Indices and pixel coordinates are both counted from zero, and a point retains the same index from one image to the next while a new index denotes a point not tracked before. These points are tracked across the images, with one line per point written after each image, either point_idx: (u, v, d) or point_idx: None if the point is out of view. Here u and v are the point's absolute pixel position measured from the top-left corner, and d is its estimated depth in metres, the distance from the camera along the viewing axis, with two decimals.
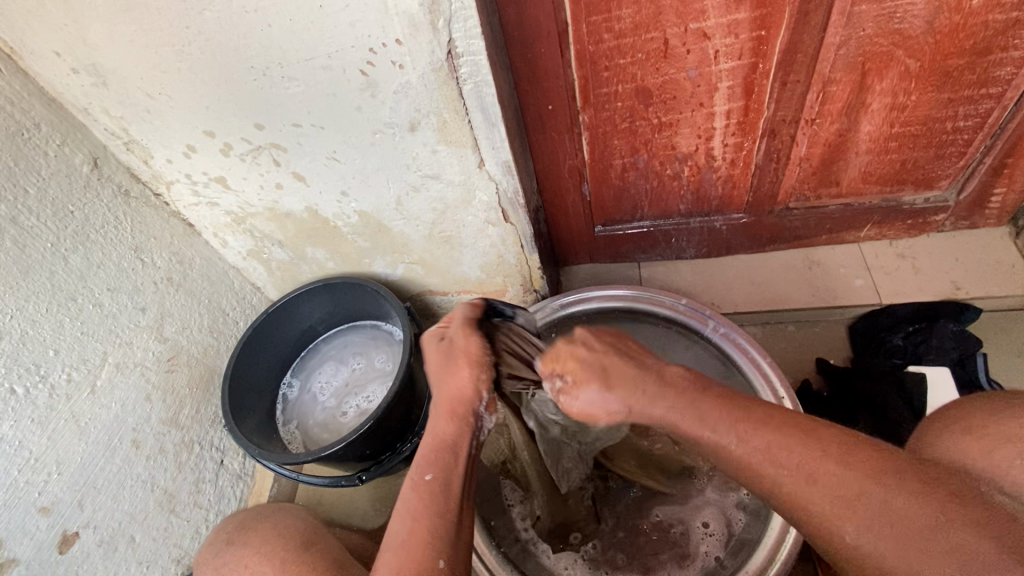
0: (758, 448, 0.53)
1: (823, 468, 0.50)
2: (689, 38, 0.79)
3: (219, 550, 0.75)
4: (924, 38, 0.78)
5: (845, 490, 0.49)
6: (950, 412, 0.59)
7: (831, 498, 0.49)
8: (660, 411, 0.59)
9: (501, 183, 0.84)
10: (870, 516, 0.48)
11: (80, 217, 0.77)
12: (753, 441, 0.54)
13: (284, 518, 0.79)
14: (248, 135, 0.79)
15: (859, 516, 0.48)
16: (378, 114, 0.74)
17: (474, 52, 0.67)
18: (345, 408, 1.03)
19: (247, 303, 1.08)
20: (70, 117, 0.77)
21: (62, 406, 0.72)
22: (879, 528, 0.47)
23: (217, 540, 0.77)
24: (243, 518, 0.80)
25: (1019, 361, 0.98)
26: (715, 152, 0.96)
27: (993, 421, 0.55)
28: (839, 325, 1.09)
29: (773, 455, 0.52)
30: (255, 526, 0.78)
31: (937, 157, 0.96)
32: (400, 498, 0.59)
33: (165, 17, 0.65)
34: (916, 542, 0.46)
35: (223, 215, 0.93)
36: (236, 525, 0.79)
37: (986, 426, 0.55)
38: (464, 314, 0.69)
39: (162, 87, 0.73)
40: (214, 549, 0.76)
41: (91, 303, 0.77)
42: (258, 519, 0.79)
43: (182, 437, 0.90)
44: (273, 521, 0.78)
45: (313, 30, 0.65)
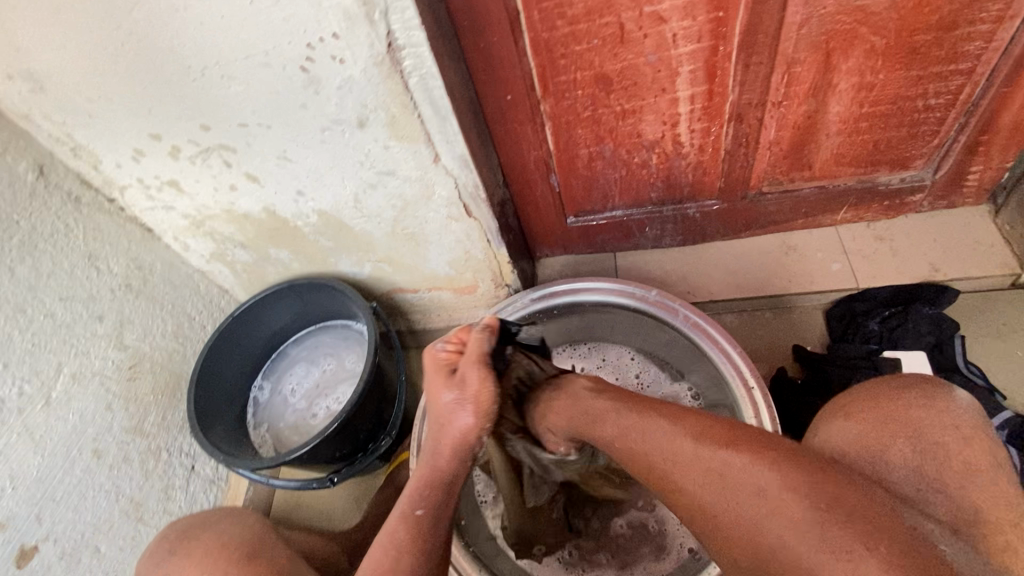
0: (669, 441, 0.53)
1: (723, 456, 0.49)
2: (645, 21, 0.76)
3: (161, 559, 0.74)
4: (889, 14, 0.76)
5: (739, 482, 0.48)
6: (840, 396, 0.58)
7: (721, 488, 0.48)
8: (610, 427, 0.60)
9: (459, 177, 0.82)
10: (759, 505, 0.46)
11: (26, 227, 0.75)
12: (663, 436, 0.54)
13: (229, 524, 0.78)
14: (195, 137, 0.77)
15: (748, 506, 0.47)
16: (324, 111, 0.72)
17: (415, 43, 0.65)
18: (315, 411, 1.02)
19: (215, 306, 1.06)
20: (11, 125, 0.75)
21: (13, 421, 0.71)
22: (767, 519, 0.45)
23: (157, 551, 0.75)
24: (183, 526, 0.78)
25: (998, 343, 0.96)
26: (682, 138, 0.94)
27: (874, 404, 0.54)
28: (816, 311, 1.06)
29: (679, 446, 0.52)
30: (196, 535, 0.76)
31: (910, 136, 0.93)
32: (383, 527, 0.58)
33: (93, 17, 0.63)
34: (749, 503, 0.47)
35: (181, 218, 0.91)
36: (176, 533, 0.77)
37: (866, 410, 0.54)
38: (480, 348, 0.67)
39: (101, 91, 0.71)
40: (155, 559, 0.75)
41: (42, 313, 0.76)
42: (200, 527, 0.77)
43: (148, 445, 0.90)
44: (217, 529, 0.77)
45: (246, 26, 0.63)
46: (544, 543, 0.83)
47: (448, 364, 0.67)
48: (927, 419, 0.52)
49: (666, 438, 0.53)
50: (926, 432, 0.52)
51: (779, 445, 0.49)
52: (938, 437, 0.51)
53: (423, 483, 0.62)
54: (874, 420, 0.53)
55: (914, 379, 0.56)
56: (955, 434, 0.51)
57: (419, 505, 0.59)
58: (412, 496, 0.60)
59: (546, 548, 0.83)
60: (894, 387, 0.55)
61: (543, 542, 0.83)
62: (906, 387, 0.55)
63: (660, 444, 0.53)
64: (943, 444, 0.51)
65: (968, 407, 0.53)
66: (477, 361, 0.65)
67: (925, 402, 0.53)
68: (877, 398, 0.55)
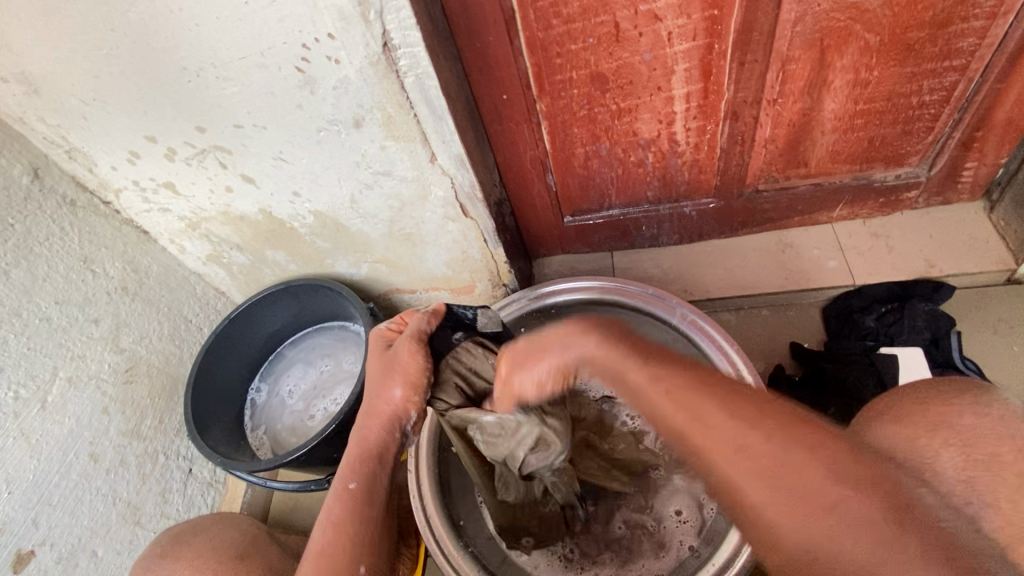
0: (700, 416, 0.46)
1: (760, 435, 0.44)
2: (640, 20, 0.76)
3: (149, 565, 0.73)
4: (883, 10, 0.76)
5: (784, 467, 0.43)
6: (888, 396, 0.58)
7: (762, 468, 0.43)
8: None
9: (456, 177, 0.82)
10: (809, 497, 0.41)
11: (21, 230, 0.75)
12: (697, 406, 0.47)
13: (221, 529, 0.78)
14: (190, 139, 0.77)
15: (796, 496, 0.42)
16: (320, 111, 0.72)
17: (411, 43, 0.65)
18: (313, 412, 1.02)
19: (211, 308, 1.06)
20: (6, 128, 0.75)
21: (9, 425, 0.71)
22: (811, 511, 0.41)
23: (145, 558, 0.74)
24: (179, 530, 0.78)
25: (994, 338, 0.97)
26: (678, 137, 0.94)
27: (924, 409, 0.54)
28: (813, 308, 1.05)
29: (713, 420, 0.46)
30: (186, 539, 0.76)
31: (905, 133, 0.93)
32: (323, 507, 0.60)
33: (87, 19, 0.63)
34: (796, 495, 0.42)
35: (177, 220, 0.91)
36: (169, 537, 0.76)
37: (913, 413, 0.54)
38: (418, 327, 0.67)
39: (96, 93, 0.71)
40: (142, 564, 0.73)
41: (38, 317, 0.76)
42: (191, 533, 0.77)
43: (145, 448, 0.89)
44: (208, 535, 0.77)
45: (241, 27, 0.63)
46: (532, 535, 0.82)
47: (386, 338, 0.70)
48: (979, 426, 0.52)
49: (695, 408, 0.47)
50: (978, 440, 0.51)
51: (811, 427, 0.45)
52: (988, 446, 0.50)
53: (356, 455, 0.62)
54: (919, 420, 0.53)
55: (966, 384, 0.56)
56: (1008, 442, 0.50)
57: (350, 479, 0.60)
58: (346, 469, 0.61)
59: (537, 540, 0.82)
60: (944, 393, 0.55)
61: (531, 534, 0.82)
62: (957, 391, 0.55)
63: (688, 415, 0.47)
64: (997, 454, 0.50)
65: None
66: (410, 339, 0.66)
67: (977, 410, 0.53)
68: (924, 402, 0.55)
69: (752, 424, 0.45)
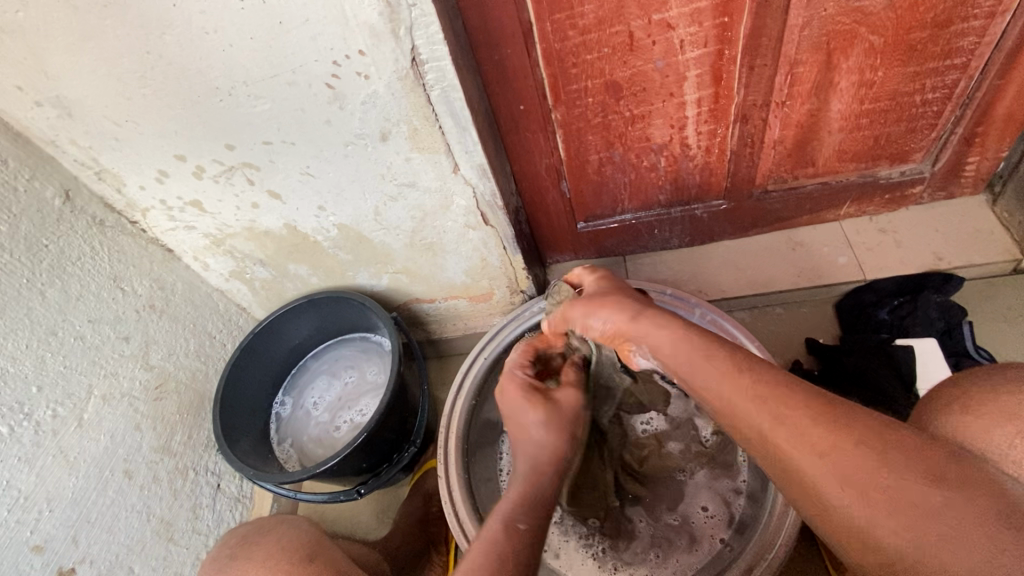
0: (782, 427, 0.49)
1: (842, 445, 0.47)
2: (654, 29, 0.79)
3: (221, 565, 0.76)
4: (886, 13, 0.79)
5: (867, 478, 0.45)
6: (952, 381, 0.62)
7: (841, 471, 0.46)
8: None
9: (478, 187, 0.84)
10: (909, 494, 0.44)
11: (55, 250, 0.77)
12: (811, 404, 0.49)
13: (288, 529, 0.81)
14: (219, 157, 0.78)
15: (896, 493, 0.44)
16: (347, 126, 0.74)
17: (438, 57, 0.67)
18: (338, 424, 1.03)
19: (233, 324, 1.07)
20: (38, 152, 0.77)
21: (48, 443, 0.71)
22: (887, 508, 0.44)
23: (219, 557, 0.78)
24: (245, 532, 0.81)
25: (1004, 327, 0.99)
26: (689, 141, 0.96)
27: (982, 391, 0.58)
28: (826, 304, 1.10)
29: (795, 426, 0.48)
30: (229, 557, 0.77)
31: (909, 131, 0.96)
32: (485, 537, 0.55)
33: (124, 43, 0.65)
34: (897, 497, 0.44)
35: (202, 237, 0.92)
36: (237, 540, 0.80)
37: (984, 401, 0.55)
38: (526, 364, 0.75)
39: (128, 114, 0.73)
40: (216, 565, 0.76)
41: (73, 335, 0.77)
42: (262, 532, 0.80)
43: (176, 463, 0.90)
44: (270, 539, 0.79)
45: (274, 46, 0.65)
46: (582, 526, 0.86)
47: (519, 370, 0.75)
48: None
49: (778, 413, 0.50)
50: None
51: (894, 432, 0.47)
52: None
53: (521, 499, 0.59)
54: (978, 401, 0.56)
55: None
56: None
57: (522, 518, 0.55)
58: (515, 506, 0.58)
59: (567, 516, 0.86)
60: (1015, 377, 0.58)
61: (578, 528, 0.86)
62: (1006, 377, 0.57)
63: (773, 419, 0.50)
64: None
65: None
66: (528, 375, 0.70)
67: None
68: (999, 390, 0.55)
69: (836, 430, 0.47)
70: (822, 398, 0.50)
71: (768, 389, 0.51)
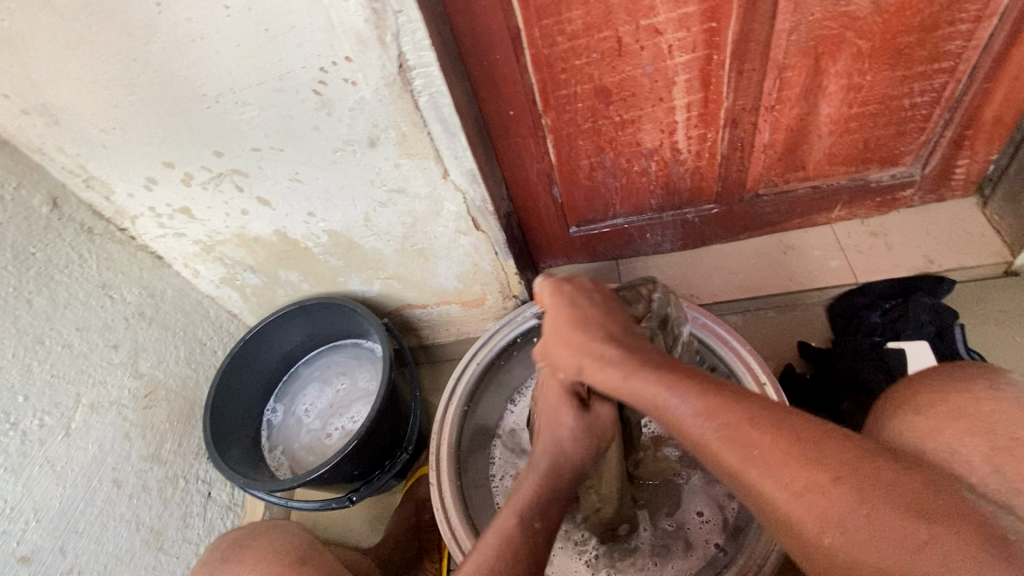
0: (753, 463, 0.48)
1: (816, 478, 0.47)
2: (642, 34, 0.79)
3: (213, 569, 0.76)
4: (873, 18, 0.79)
5: (845, 511, 0.46)
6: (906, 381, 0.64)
7: (820, 505, 0.46)
8: None
9: (468, 192, 0.84)
10: (886, 527, 0.45)
11: (42, 258, 0.76)
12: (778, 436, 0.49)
13: (281, 532, 0.80)
14: (207, 164, 0.78)
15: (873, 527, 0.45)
16: (336, 132, 0.74)
17: (425, 64, 0.67)
18: (330, 431, 1.03)
19: (224, 331, 1.06)
20: (25, 160, 0.76)
21: (35, 452, 0.71)
22: (867, 543, 0.45)
23: (210, 560, 0.78)
24: (238, 535, 0.80)
25: (995, 329, 0.99)
26: (679, 145, 0.97)
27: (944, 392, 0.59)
28: (818, 306, 1.08)
29: (766, 461, 0.48)
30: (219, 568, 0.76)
31: (899, 134, 0.97)
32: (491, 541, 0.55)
33: (111, 51, 0.65)
34: (874, 530, 0.45)
35: (191, 244, 0.92)
36: (228, 543, 0.79)
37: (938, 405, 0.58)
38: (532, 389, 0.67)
39: (115, 122, 0.73)
40: (208, 568, 0.77)
41: (60, 344, 0.76)
42: (252, 536, 0.80)
43: (166, 472, 0.89)
44: (264, 542, 0.78)
45: (261, 53, 0.65)
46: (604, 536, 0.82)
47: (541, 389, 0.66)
48: (999, 412, 0.55)
49: (747, 451, 0.49)
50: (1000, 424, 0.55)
51: (861, 457, 0.47)
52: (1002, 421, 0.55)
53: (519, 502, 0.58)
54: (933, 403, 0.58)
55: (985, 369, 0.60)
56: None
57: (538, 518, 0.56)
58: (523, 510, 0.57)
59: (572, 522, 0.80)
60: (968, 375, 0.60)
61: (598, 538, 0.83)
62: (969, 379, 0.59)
63: (743, 456, 0.49)
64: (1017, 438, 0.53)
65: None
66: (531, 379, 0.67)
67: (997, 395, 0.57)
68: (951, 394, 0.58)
69: (806, 463, 0.47)
70: (790, 430, 0.49)
71: (735, 425, 0.50)
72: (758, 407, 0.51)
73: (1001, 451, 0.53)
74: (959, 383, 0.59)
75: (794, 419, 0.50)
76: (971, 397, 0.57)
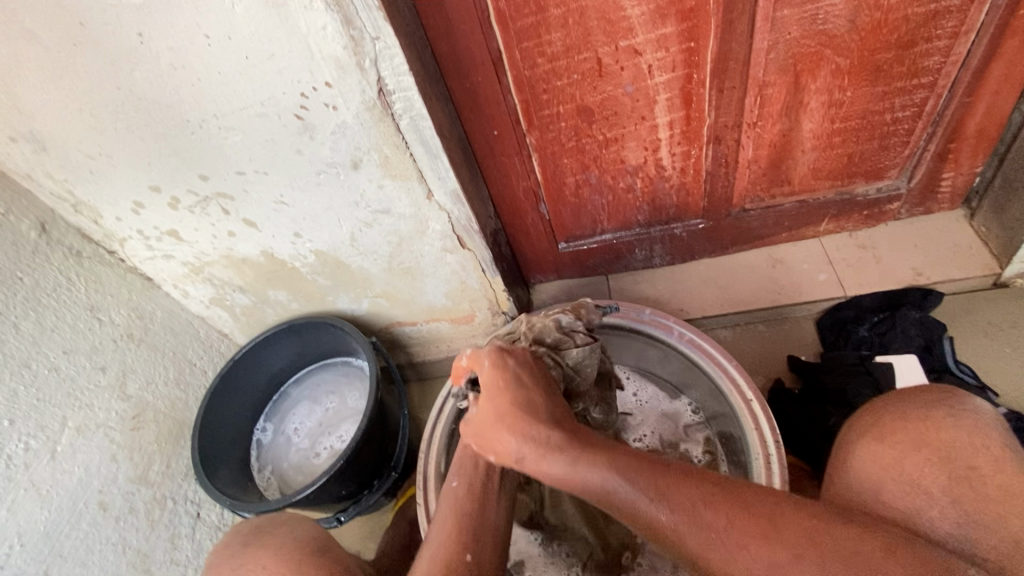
0: (713, 543, 0.50)
1: (777, 557, 0.48)
2: (622, 55, 0.80)
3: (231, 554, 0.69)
4: (850, 36, 0.80)
5: None
6: (869, 405, 0.66)
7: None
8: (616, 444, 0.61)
9: (452, 212, 0.85)
10: None
11: (30, 282, 0.77)
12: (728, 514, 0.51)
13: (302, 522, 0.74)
14: (193, 187, 0.79)
15: None
16: (319, 155, 0.75)
17: (405, 88, 0.68)
18: (318, 450, 1.04)
19: (215, 351, 1.07)
20: (14, 185, 0.78)
21: (20, 476, 0.71)
22: None
23: (231, 544, 0.71)
24: (258, 522, 0.74)
25: (985, 342, 0.99)
26: (664, 162, 0.97)
27: (901, 423, 0.61)
28: (806, 321, 1.09)
29: (724, 539, 0.50)
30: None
31: (882, 149, 0.97)
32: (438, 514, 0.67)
33: (95, 80, 0.66)
34: None
35: (180, 266, 0.93)
36: (249, 528, 0.73)
37: (898, 432, 0.60)
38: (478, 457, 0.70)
39: (102, 148, 0.74)
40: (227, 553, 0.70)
41: (47, 367, 0.77)
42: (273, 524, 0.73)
43: (153, 493, 0.89)
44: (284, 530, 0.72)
45: (243, 80, 0.66)
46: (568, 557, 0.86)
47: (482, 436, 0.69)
48: (957, 440, 0.58)
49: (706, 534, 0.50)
50: (960, 454, 0.57)
51: (818, 529, 0.49)
52: (962, 452, 0.58)
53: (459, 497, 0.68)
54: (895, 430, 0.60)
55: (942, 394, 0.62)
56: (982, 453, 0.57)
57: (454, 479, 0.70)
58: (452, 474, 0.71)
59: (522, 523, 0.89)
60: (931, 399, 0.62)
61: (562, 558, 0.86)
62: (933, 404, 0.61)
63: (702, 539, 0.50)
64: (977, 467, 0.56)
65: (994, 423, 0.59)
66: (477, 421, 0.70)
67: (954, 422, 0.59)
68: (912, 418, 0.60)
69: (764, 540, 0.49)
70: (739, 501, 0.52)
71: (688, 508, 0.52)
72: (711, 486, 0.53)
73: (958, 480, 0.56)
74: (922, 410, 0.61)
75: (744, 495, 0.52)
76: (934, 424, 0.60)
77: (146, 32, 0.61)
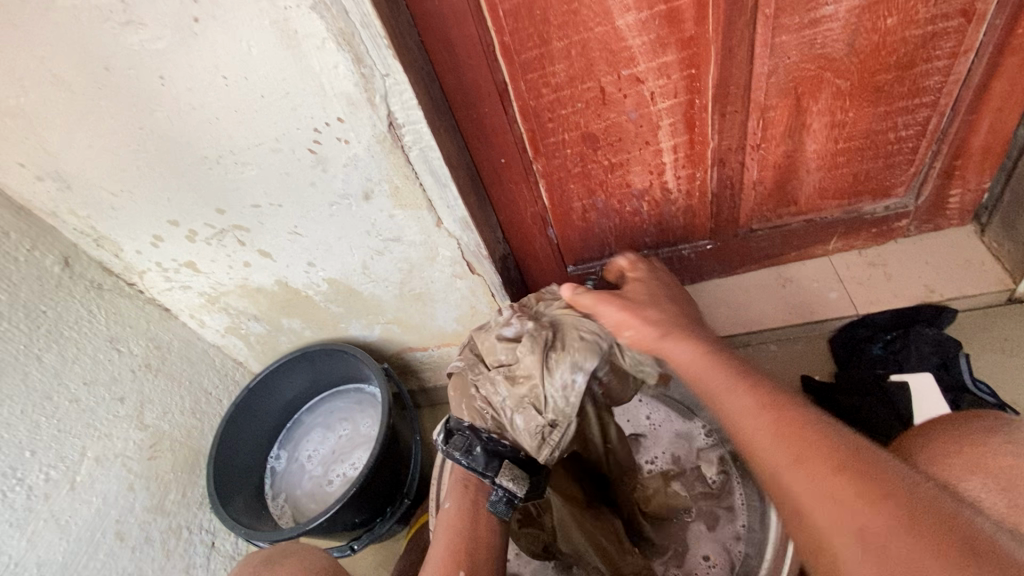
0: (788, 456, 0.46)
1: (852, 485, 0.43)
2: (624, 84, 0.82)
3: None
4: (849, 58, 0.82)
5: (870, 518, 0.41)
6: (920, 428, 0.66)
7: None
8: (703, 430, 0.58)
9: (462, 239, 0.86)
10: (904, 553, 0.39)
11: (52, 315, 0.79)
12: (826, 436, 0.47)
13: (312, 553, 0.72)
14: (210, 221, 0.81)
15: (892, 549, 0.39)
16: (331, 187, 0.77)
17: (414, 121, 0.70)
18: (331, 477, 1.04)
19: (230, 380, 1.08)
20: (40, 223, 0.81)
21: (40, 507, 0.72)
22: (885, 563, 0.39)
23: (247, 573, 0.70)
24: (269, 552, 0.73)
25: (1004, 359, 0.98)
26: (669, 185, 0.99)
27: (955, 449, 0.60)
28: (820, 340, 1.09)
29: (802, 458, 0.46)
30: None
31: (888, 167, 0.97)
32: (438, 539, 0.71)
33: (118, 121, 0.69)
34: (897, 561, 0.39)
35: (197, 296, 0.95)
36: (261, 559, 0.72)
37: (953, 457, 0.60)
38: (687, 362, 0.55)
39: (123, 186, 0.77)
40: None
41: (68, 399, 0.79)
42: (282, 556, 0.71)
43: (169, 523, 0.90)
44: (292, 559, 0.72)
45: (258, 118, 0.68)
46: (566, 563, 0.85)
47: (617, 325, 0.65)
48: (1016, 469, 0.57)
49: (783, 442, 0.47)
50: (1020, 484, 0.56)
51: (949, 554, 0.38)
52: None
53: (456, 522, 0.72)
54: (949, 455, 0.60)
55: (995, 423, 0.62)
56: None
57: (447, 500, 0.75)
58: (450, 493, 0.76)
59: (531, 554, 0.87)
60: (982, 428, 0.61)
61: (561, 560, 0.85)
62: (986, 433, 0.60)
63: (782, 452, 0.47)
64: None
65: None
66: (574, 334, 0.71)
67: (1012, 450, 0.58)
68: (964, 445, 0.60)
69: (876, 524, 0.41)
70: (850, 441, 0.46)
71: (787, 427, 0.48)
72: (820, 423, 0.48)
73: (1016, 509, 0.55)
74: (976, 439, 0.60)
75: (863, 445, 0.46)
76: (984, 449, 0.59)
77: (166, 75, 0.64)
